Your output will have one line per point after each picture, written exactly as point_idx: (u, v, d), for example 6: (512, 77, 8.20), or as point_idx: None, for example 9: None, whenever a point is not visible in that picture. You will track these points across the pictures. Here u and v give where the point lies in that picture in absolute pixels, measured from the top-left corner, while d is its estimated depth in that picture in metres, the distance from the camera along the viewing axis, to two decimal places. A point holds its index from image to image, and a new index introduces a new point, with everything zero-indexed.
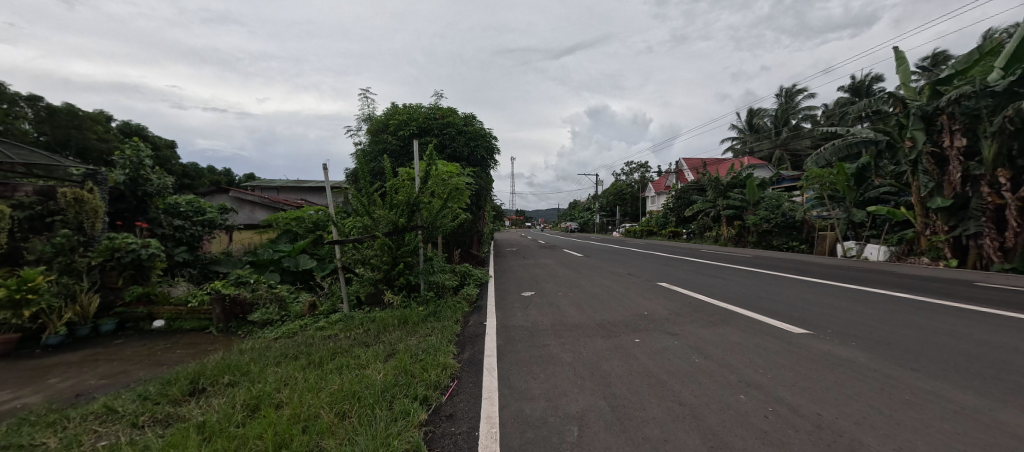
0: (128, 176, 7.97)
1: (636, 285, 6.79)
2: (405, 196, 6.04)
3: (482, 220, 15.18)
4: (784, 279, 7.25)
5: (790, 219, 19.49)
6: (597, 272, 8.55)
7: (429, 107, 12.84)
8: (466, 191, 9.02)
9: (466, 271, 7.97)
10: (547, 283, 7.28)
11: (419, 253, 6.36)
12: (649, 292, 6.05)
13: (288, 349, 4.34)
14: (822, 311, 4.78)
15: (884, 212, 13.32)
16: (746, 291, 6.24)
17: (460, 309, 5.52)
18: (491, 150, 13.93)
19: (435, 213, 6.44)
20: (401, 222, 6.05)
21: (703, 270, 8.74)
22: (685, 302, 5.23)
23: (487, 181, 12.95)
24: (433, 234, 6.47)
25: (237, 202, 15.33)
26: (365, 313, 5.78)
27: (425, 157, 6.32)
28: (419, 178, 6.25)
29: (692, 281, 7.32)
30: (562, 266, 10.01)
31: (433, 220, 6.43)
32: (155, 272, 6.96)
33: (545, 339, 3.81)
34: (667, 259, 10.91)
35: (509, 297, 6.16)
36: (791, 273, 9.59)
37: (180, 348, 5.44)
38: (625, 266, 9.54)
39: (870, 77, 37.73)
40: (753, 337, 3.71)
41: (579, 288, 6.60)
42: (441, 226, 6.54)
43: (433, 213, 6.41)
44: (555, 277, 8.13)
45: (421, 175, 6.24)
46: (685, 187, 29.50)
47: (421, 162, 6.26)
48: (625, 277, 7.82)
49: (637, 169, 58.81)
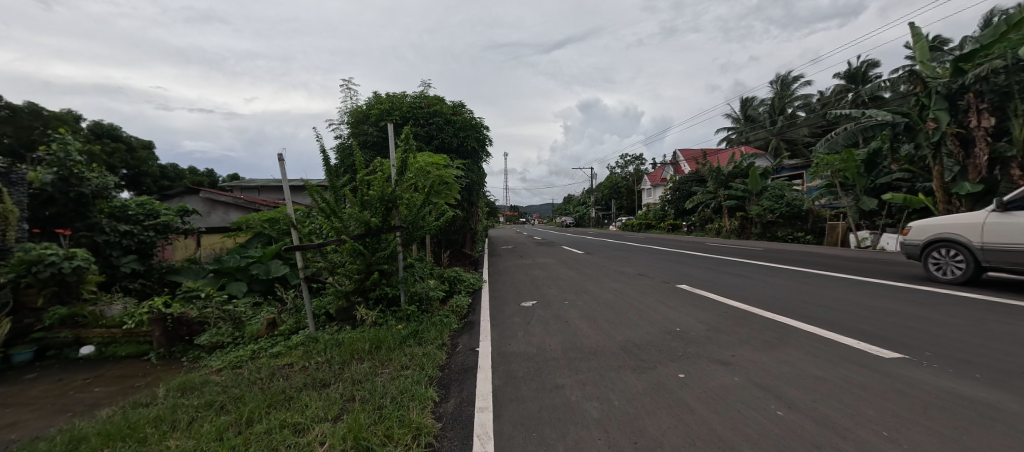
0: (56, 175, 6.83)
1: (653, 290, 5.82)
2: (379, 191, 5.01)
3: (474, 217, 14.19)
4: (819, 278, 6.36)
5: (795, 209, 18.76)
6: (603, 273, 7.57)
7: (413, 95, 11.79)
8: (454, 185, 7.97)
9: (456, 275, 6.98)
10: (550, 289, 6.32)
11: (400, 258, 5.36)
12: (672, 299, 5.08)
13: (222, 392, 3.34)
14: (895, 321, 3.85)
15: (900, 199, 12.54)
16: (784, 294, 5.30)
17: (447, 327, 4.52)
18: (482, 142, 12.92)
19: (415, 208, 5.41)
20: (375, 222, 5.03)
21: (722, 267, 7.81)
22: (721, 313, 4.27)
23: (479, 174, 11.91)
24: (415, 235, 5.46)
25: (207, 204, 14.03)
26: (333, 333, 4.76)
27: (402, 142, 5.27)
28: (395, 168, 5.20)
29: (714, 281, 6.40)
30: (563, 266, 9.05)
31: (413, 218, 5.43)
32: (86, 288, 5.89)
33: (557, 377, 2.81)
34: (676, 255, 10.02)
35: (506, 309, 5.16)
36: (814, 268, 8.74)
37: (101, 385, 4.40)
38: (633, 265, 8.61)
39: (868, 63, 37.17)
40: (833, 366, 2.76)
41: (588, 295, 5.63)
42: (424, 224, 5.54)
43: (413, 209, 5.40)
44: (556, 280, 7.16)
45: (397, 165, 5.20)
46: (683, 179, 28.73)
47: (397, 148, 5.20)
48: (635, 278, 6.87)
49: (632, 162, 58.11)
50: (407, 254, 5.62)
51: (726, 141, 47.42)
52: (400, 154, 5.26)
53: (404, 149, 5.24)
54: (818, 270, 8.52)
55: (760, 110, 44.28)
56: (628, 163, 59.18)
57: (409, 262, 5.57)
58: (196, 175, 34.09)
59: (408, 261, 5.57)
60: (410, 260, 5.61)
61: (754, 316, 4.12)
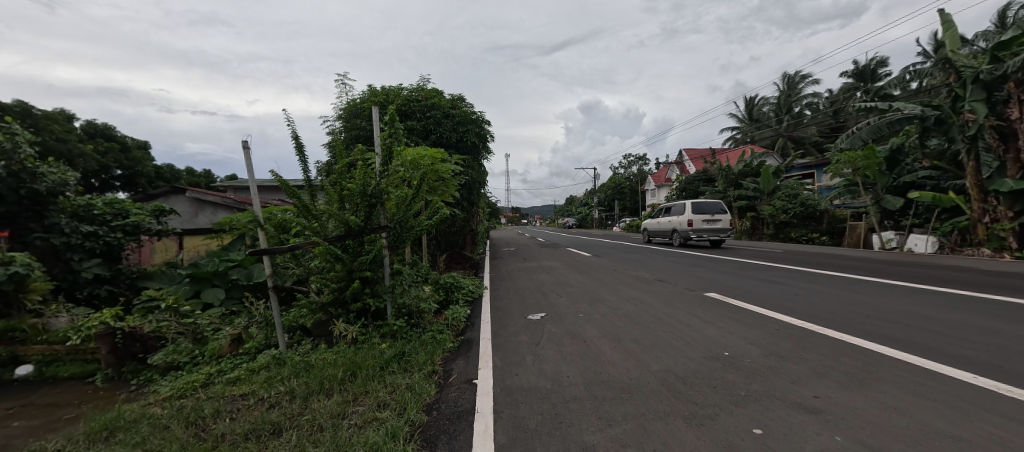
0: (6, 170, 6.06)
1: (679, 299, 5.05)
2: (359, 185, 4.22)
3: (475, 217, 13.44)
4: (865, 285, 5.60)
5: (809, 209, 18.04)
6: (617, 279, 6.79)
7: (409, 88, 11.06)
8: (450, 180, 7.14)
9: (454, 281, 6.20)
10: (559, 297, 5.57)
11: (389, 263, 4.60)
12: (707, 311, 4.31)
13: (147, 439, 2.58)
14: (998, 345, 3.09)
15: (928, 198, 11.75)
16: (835, 305, 4.52)
17: (440, 348, 3.75)
18: (483, 137, 12.16)
19: (406, 203, 4.64)
20: (357, 222, 4.29)
21: (749, 272, 7.03)
22: (774, 332, 3.49)
23: (479, 171, 11.15)
24: (405, 237, 4.68)
25: (193, 204, 13.28)
26: (305, 353, 4.02)
27: (387, 124, 4.38)
28: (380, 157, 4.36)
29: (745, 288, 5.63)
30: (571, 270, 8.28)
31: (401, 215, 4.64)
32: (29, 297, 5.15)
33: (583, 432, 2.04)
34: (693, 258, 9.26)
35: (511, 323, 4.40)
36: (846, 272, 8.00)
37: (21, 418, 3.62)
38: (647, 269, 7.84)
39: (876, 61, 36.41)
40: (968, 421, 1.98)
41: (604, 306, 4.85)
42: (417, 223, 4.76)
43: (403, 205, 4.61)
44: (566, 286, 6.40)
45: (382, 152, 4.35)
46: (690, 178, 27.96)
47: (382, 132, 4.34)
48: (655, 285, 6.11)
49: (635, 162, 57.34)
50: (398, 258, 4.88)
51: (732, 141, 46.69)
52: (385, 140, 4.41)
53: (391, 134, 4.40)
54: (852, 274, 7.74)
55: (765, 109, 43.57)
56: (631, 164, 58.39)
57: (400, 267, 4.83)
58: (193, 175, 33.49)
59: (399, 265, 4.82)
60: (401, 266, 4.86)
61: (817, 336, 3.34)
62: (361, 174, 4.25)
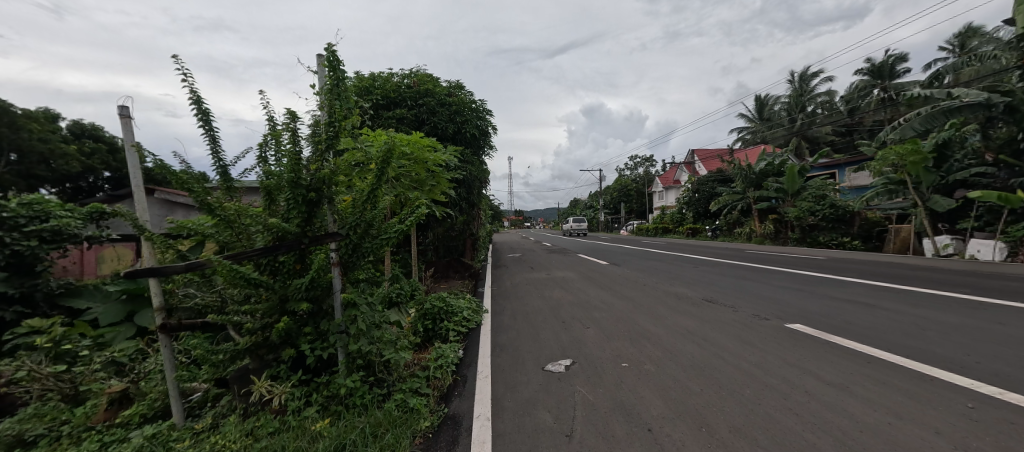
0: None
1: (762, 337, 3.54)
2: (292, 171, 2.72)
3: (476, 219, 12.00)
4: (995, 311, 4.14)
5: (841, 211, 16.62)
6: (653, 299, 5.31)
7: (400, 74, 9.61)
8: (438, 172, 5.55)
9: (443, 305, 4.71)
10: (584, 329, 4.07)
11: (341, 289, 3.07)
12: (830, 366, 2.81)
13: None
14: None
15: (993, 198, 10.24)
16: (994, 349, 3.07)
17: (408, 434, 2.29)
18: (483, 129, 10.71)
19: (371, 193, 3.05)
20: (291, 229, 2.82)
21: (816, 288, 5.58)
22: (984, 422, 2.01)
23: (479, 168, 9.69)
24: (365, 249, 3.12)
25: (164, 205, 11.92)
26: (203, 435, 2.56)
27: (329, 73, 2.72)
28: (323, 129, 2.74)
29: (835, 315, 4.18)
30: (590, 285, 6.79)
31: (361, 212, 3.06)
32: None
33: None
34: (732, 270, 7.80)
35: (520, 379, 2.91)
36: (922, 282, 6.57)
37: None
38: (685, 284, 6.38)
39: (894, 57, 35.09)
40: None
41: (655, 348, 3.35)
42: (387, 228, 3.22)
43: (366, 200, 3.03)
44: (589, 309, 4.92)
45: (326, 119, 2.72)
46: (704, 179, 26.48)
47: (322, 85, 2.71)
48: (712, 309, 4.61)
49: (641, 163, 56.02)
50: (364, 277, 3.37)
51: (741, 140, 45.19)
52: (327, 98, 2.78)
53: (342, 88, 2.76)
54: (933, 286, 6.29)
55: (776, 108, 42.09)
56: (637, 165, 57.00)
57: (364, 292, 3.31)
58: None
59: (364, 289, 3.30)
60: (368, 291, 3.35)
61: None
62: (294, 150, 2.74)
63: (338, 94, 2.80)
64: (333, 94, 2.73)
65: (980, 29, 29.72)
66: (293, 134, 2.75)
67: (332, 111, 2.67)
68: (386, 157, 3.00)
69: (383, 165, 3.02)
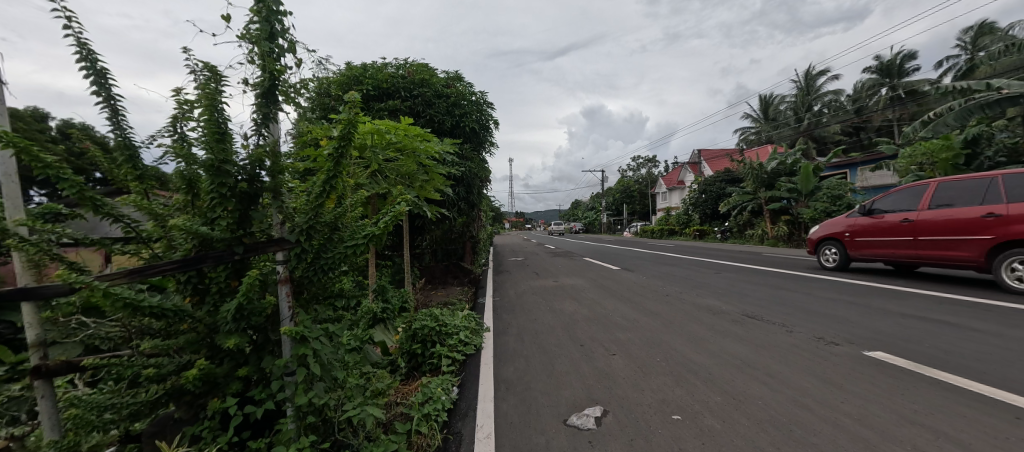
0: None
1: (848, 375, 2.73)
2: (213, 154, 1.90)
3: (477, 221, 11.21)
4: None
5: None
6: (684, 315, 4.50)
7: (394, 63, 8.82)
8: (432, 165, 4.79)
9: (434, 322, 3.90)
10: (609, 357, 3.28)
11: (293, 316, 2.23)
12: (975, 431, 2.00)
13: None
14: None
15: None
16: None
17: None
18: (484, 123, 9.94)
19: (330, 185, 2.21)
20: (216, 235, 2.00)
21: (870, 302, 4.81)
22: None
23: (480, 164, 8.91)
24: (325, 262, 2.30)
25: None
26: None
27: (255, 6, 1.78)
28: (253, 92, 1.91)
29: (919, 340, 3.39)
30: (605, 295, 5.98)
31: (316, 211, 2.22)
32: None
33: None
34: (761, 277, 6.99)
35: (536, 442, 2.10)
36: (980, 292, 5.79)
37: None
38: (715, 294, 5.58)
39: (904, 55, 34.34)
40: None
41: (713, 390, 2.53)
42: (355, 232, 2.41)
43: (320, 195, 2.19)
44: (610, 327, 4.13)
45: (257, 78, 1.86)
46: (711, 179, 25.71)
47: (246, 24, 1.78)
48: (762, 330, 3.79)
49: (644, 164, 55.19)
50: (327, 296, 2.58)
51: (747, 141, 44.21)
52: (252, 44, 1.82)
53: (282, 30, 1.89)
54: (995, 296, 5.51)
55: (782, 108, 41.21)
56: (640, 166, 56.20)
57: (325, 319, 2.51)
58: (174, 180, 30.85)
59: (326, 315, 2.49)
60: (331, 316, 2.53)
61: None
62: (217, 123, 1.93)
63: (275, 41, 1.88)
64: (263, 40, 1.80)
65: (993, 27, 28.92)
66: (212, 100, 1.91)
67: (263, 65, 1.82)
68: (346, 135, 2.16)
69: (343, 147, 2.18)
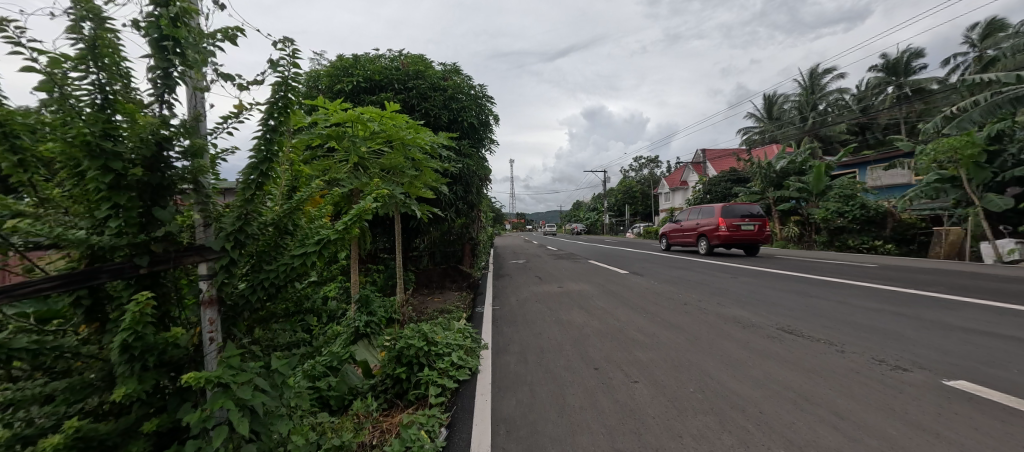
0: None
1: (939, 416, 2.16)
2: (90, 123, 1.30)
3: (477, 222, 10.67)
4: None
5: (872, 211, 15.22)
6: (710, 330, 3.93)
7: (388, 54, 8.27)
8: (422, 157, 4.15)
9: (422, 337, 3.35)
10: (631, 385, 2.73)
11: (222, 350, 1.66)
12: None
13: None
14: None
15: None
16: None
17: None
18: (484, 119, 9.39)
19: (270, 166, 1.70)
20: (106, 241, 1.42)
21: (920, 314, 4.23)
22: None
23: (479, 162, 8.36)
24: (264, 276, 1.73)
25: None
26: None
27: None
28: (148, 38, 1.36)
29: (1004, 364, 2.82)
30: (618, 304, 5.40)
31: (251, 206, 1.67)
32: None
33: None
34: (785, 283, 6.40)
35: None
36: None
37: None
38: (739, 303, 5.01)
39: (911, 53, 33.72)
40: None
41: (768, 438, 1.98)
42: (309, 236, 1.89)
43: (250, 184, 1.64)
44: (627, 345, 3.56)
45: (152, 19, 1.34)
46: (716, 179, 25.21)
47: None
48: (807, 351, 3.23)
49: (647, 165, 54.60)
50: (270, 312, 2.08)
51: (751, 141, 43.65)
52: None
53: None
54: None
55: (786, 107, 40.55)
56: (642, 166, 55.75)
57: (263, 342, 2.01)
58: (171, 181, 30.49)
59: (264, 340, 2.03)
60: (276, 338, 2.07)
61: None
62: (96, 82, 1.35)
63: None
64: None
65: (1005, 24, 28.28)
66: (89, 49, 1.34)
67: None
68: (280, 101, 1.66)
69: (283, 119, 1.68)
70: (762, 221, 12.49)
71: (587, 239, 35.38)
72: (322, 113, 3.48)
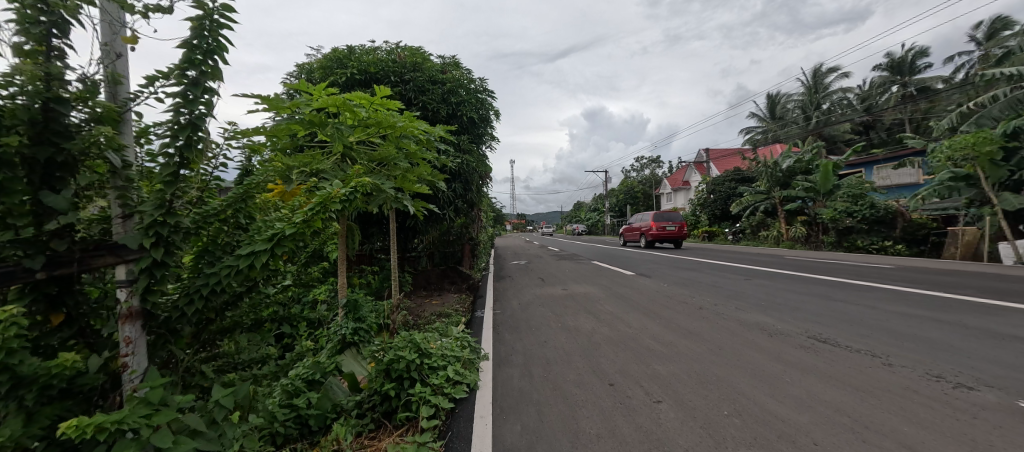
0: None
1: None
2: None
3: (477, 221, 10.32)
4: None
5: (881, 211, 14.84)
6: (733, 339, 3.56)
7: (384, 46, 7.92)
8: (415, 148, 3.77)
9: (414, 347, 2.97)
10: (655, 406, 2.37)
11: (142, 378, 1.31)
12: None
13: None
14: None
15: None
16: None
17: None
18: (485, 114, 9.03)
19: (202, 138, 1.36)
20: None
21: (960, 321, 3.87)
22: None
23: (480, 158, 8.00)
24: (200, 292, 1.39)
25: None
26: None
27: None
28: None
29: None
30: (627, 308, 5.04)
31: (182, 191, 1.35)
32: None
33: None
34: (803, 286, 6.03)
35: None
36: None
37: None
38: (759, 308, 4.64)
39: (915, 52, 33.35)
40: None
41: None
42: (263, 230, 1.65)
43: (174, 157, 1.27)
44: (643, 356, 3.19)
45: None
46: (720, 179, 24.89)
47: None
48: (850, 364, 2.85)
49: (648, 165, 54.27)
50: (222, 321, 1.90)
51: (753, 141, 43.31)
52: None
53: None
54: None
55: (789, 106, 40.10)
56: (643, 166, 55.48)
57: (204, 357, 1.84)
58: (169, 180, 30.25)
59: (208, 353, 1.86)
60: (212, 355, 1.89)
61: None
62: None
63: None
64: None
65: (1010, 22, 27.92)
66: None
67: None
68: (207, 44, 1.30)
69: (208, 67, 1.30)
70: (682, 224, 17.67)
71: (588, 239, 36.59)
72: (304, 99, 3.17)
